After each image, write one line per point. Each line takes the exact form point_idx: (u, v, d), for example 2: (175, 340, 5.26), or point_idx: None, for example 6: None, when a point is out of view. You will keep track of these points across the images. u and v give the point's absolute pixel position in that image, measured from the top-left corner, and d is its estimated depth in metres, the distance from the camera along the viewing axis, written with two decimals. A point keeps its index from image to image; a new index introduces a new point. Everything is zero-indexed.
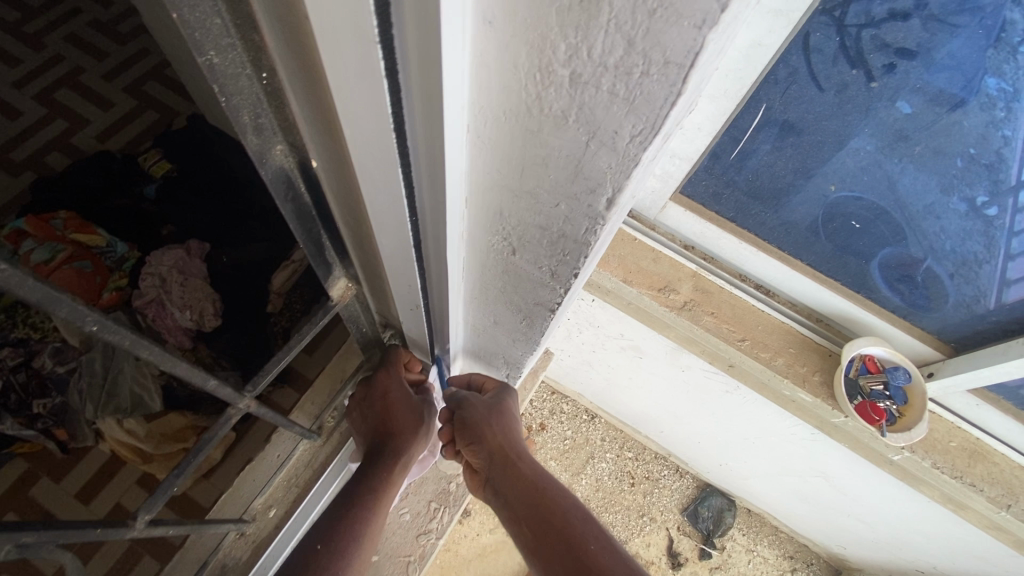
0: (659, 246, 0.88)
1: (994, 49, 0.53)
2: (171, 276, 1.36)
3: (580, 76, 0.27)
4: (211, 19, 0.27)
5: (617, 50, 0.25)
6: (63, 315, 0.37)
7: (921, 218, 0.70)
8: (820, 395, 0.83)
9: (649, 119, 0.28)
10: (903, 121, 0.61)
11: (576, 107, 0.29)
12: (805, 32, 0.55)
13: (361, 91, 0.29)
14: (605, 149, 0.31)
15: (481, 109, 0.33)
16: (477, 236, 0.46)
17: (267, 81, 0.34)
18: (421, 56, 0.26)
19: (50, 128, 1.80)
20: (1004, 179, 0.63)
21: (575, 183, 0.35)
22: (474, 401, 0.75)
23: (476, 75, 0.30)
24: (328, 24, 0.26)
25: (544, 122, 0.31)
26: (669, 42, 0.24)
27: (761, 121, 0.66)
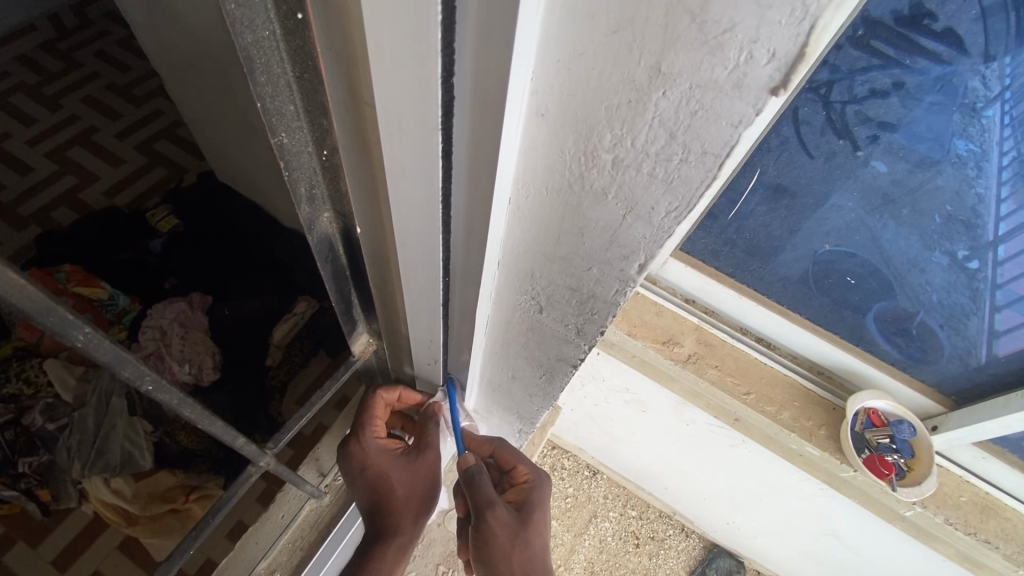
0: (661, 299, 0.90)
1: (963, 114, 0.56)
2: (171, 329, 1.36)
3: (622, 160, 0.31)
4: (286, 106, 0.33)
5: (659, 141, 0.29)
6: (126, 373, 0.44)
7: (907, 271, 0.73)
8: (827, 449, 0.83)
9: (684, 198, 0.32)
10: (889, 184, 0.65)
11: (617, 185, 0.33)
12: (794, 106, 0.59)
13: (416, 169, 0.33)
14: (640, 222, 0.34)
15: (525, 185, 0.36)
16: (505, 295, 0.48)
17: (325, 157, 0.38)
18: (479, 136, 0.31)
19: (60, 183, 1.84)
20: (982, 235, 0.65)
21: (610, 250, 0.38)
22: (497, 514, 0.66)
23: (524, 156, 0.34)
24: (393, 115, 0.30)
25: (583, 197, 0.35)
26: (708, 136, 0.28)
27: (755, 183, 0.70)
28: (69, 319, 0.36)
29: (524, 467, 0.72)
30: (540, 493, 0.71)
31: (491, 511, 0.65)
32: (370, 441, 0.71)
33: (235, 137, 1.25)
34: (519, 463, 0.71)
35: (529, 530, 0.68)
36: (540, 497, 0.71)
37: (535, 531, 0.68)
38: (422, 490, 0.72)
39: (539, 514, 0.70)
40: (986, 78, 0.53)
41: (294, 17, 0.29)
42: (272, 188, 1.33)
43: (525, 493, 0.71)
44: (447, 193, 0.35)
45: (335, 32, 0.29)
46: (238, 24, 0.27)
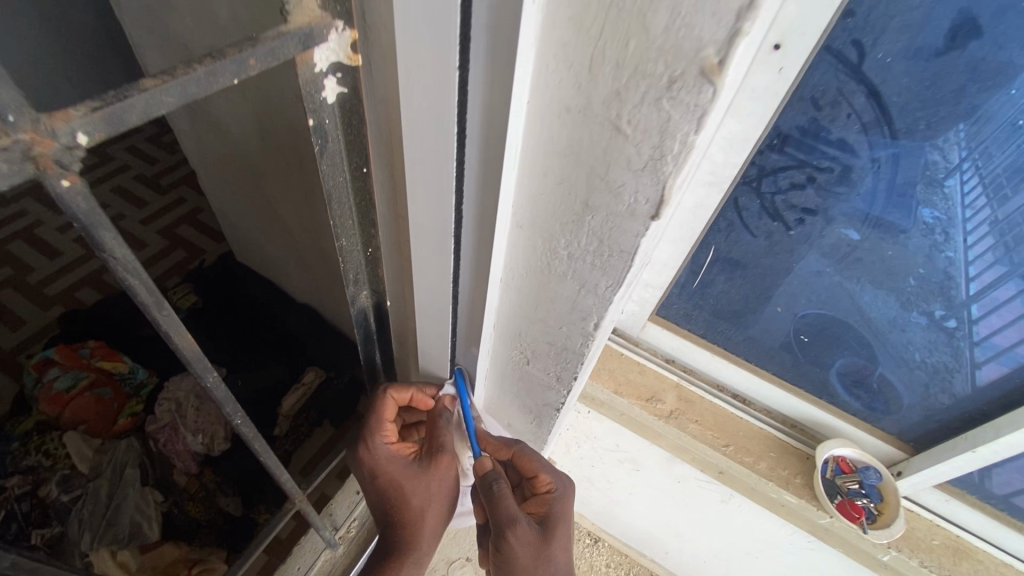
0: (643, 360, 1.00)
1: (924, 185, 0.64)
2: (187, 401, 1.41)
3: (573, 255, 0.43)
4: (346, 221, 0.48)
5: (592, 244, 0.41)
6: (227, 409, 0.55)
7: (888, 330, 0.80)
8: (804, 496, 0.90)
9: (615, 276, 0.42)
10: (856, 243, 0.73)
11: (571, 270, 0.44)
12: (734, 197, 0.73)
13: (434, 259, 0.48)
14: (591, 295, 0.45)
15: (510, 270, 0.48)
16: (500, 349, 0.59)
17: (371, 253, 0.54)
18: (477, 234, 0.46)
19: (86, 265, 1.98)
20: (957, 295, 0.72)
21: (573, 312, 0.48)
22: (520, 529, 0.65)
23: (511, 253, 0.47)
24: (421, 232, 0.47)
25: (555, 277, 0.46)
26: (620, 241, 0.39)
27: (712, 258, 0.82)
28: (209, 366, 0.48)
29: (546, 477, 0.72)
30: (561, 503, 0.72)
31: (512, 527, 0.65)
32: (379, 447, 0.73)
33: (259, 224, 1.41)
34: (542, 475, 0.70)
35: (550, 544, 0.69)
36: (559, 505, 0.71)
37: (555, 543, 0.69)
38: (438, 491, 0.73)
39: (559, 524, 0.71)
40: (944, 152, 0.61)
41: (360, 169, 0.46)
42: (289, 267, 1.46)
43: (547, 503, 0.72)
44: (457, 276, 0.50)
45: (385, 175, 0.47)
46: (326, 175, 0.43)
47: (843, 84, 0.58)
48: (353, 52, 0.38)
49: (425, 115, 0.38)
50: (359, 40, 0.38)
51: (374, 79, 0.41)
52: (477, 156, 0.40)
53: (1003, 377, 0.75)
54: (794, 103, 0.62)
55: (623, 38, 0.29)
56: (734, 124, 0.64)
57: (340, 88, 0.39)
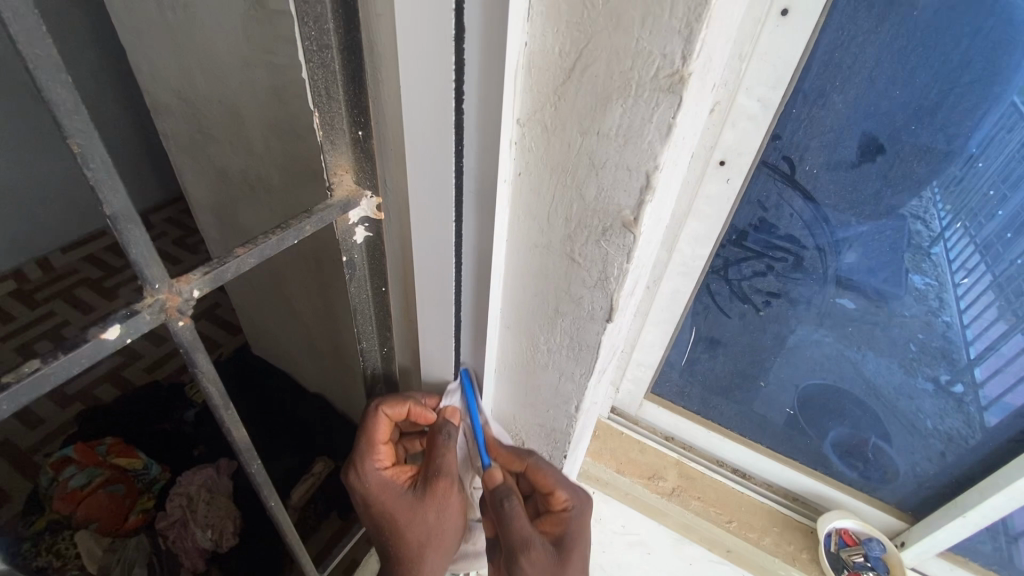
0: (643, 438, 1.04)
1: (911, 254, 0.70)
2: (198, 495, 1.43)
3: (548, 352, 0.52)
4: (366, 325, 0.58)
5: (563, 344, 0.50)
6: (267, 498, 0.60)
7: (897, 399, 0.84)
8: (811, 572, 0.90)
9: (586, 365, 0.50)
10: (853, 312, 0.78)
11: (552, 365, 0.53)
12: (706, 283, 0.82)
13: (441, 355, 0.57)
14: (570, 382, 0.53)
15: (500, 370, 0.60)
16: (500, 431, 0.69)
17: (385, 351, 0.63)
18: (474, 336, 0.55)
19: (107, 363, 2.06)
20: (959, 359, 0.76)
21: (556, 399, 0.56)
22: (533, 553, 0.58)
23: (500, 349, 0.57)
24: (431, 339, 0.56)
25: (538, 366, 0.54)
26: (587, 340, 0.48)
27: (695, 338, 0.90)
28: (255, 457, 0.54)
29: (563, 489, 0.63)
30: (577, 520, 0.63)
31: (524, 549, 0.58)
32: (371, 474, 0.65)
33: (276, 319, 1.50)
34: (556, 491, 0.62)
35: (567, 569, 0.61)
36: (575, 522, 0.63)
37: (574, 565, 0.61)
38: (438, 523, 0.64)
39: (574, 541, 0.63)
40: (924, 223, 0.67)
41: (380, 289, 0.55)
42: (303, 359, 1.53)
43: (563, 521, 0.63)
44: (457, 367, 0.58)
45: (400, 293, 0.56)
46: (353, 294, 0.54)
47: (782, 189, 0.69)
48: (379, 210, 0.49)
49: (431, 250, 0.48)
50: (383, 202, 0.48)
51: (393, 229, 0.50)
52: (471, 278, 0.49)
53: (1000, 428, 0.76)
54: (744, 205, 0.72)
55: (567, 202, 0.41)
56: (695, 225, 0.74)
57: (367, 234, 0.50)
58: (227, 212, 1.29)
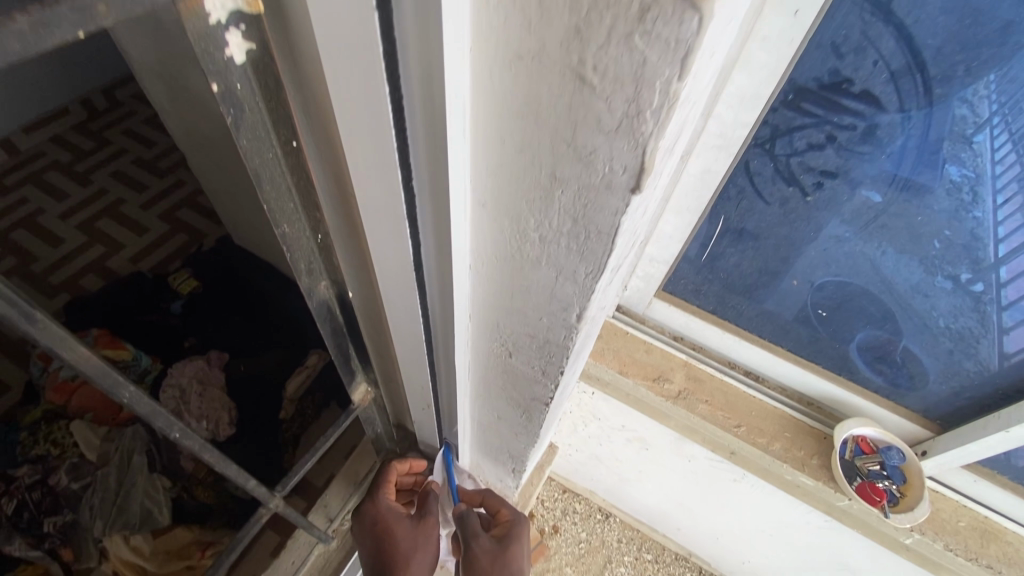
0: (650, 338, 0.95)
1: (951, 141, 0.58)
2: (190, 387, 1.41)
3: (546, 238, 0.36)
4: (286, 203, 0.37)
5: (567, 225, 0.34)
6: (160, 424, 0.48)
7: (911, 297, 0.74)
8: (821, 478, 0.85)
9: (596, 263, 0.35)
10: (877, 207, 0.66)
11: (546, 256, 0.37)
12: (745, 161, 0.66)
13: (392, 244, 0.37)
14: (569, 283, 0.38)
15: (479, 257, 0.41)
16: (479, 342, 0.51)
17: (320, 238, 0.42)
18: (437, 220, 0.35)
19: (89, 253, 1.96)
20: (984, 258, 0.66)
21: (552, 303, 0.41)
22: (480, 541, 0.71)
23: (475, 236, 0.39)
24: (372, 220, 0.36)
25: (524, 263, 0.39)
26: (600, 220, 0.32)
27: (722, 228, 0.76)
28: (120, 381, 0.41)
29: (504, 510, 0.78)
30: (519, 530, 0.74)
31: (473, 532, 0.72)
32: (382, 499, 0.75)
33: (251, 204, 1.36)
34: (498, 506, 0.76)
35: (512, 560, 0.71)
36: (519, 532, 0.74)
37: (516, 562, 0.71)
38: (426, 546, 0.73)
39: (518, 550, 0.72)
40: (974, 105, 0.55)
41: (290, 145, 0.34)
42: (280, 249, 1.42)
43: (507, 533, 0.74)
44: (420, 262, 0.38)
45: (322, 149, 0.35)
46: (249, 154, 0.32)
47: (867, 26, 0.51)
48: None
49: (346, 60, 0.26)
50: None
51: (290, 30, 0.28)
52: (420, 95, 0.27)
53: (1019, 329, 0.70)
54: (811, 52, 0.54)
55: None
56: (743, 77, 0.57)
57: (248, 47, 0.28)
58: (172, 80, 1.11)
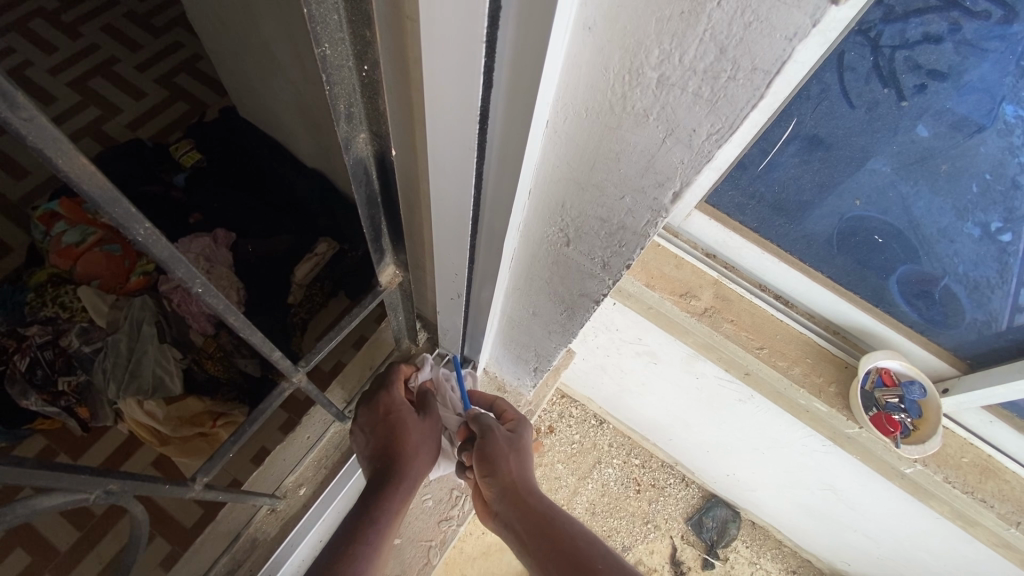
0: (681, 252, 0.90)
1: (1017, 77, 0.55)
2: (197, 263, 1.37)
3: (667, 79, 0.30)
4: (330, 14, 0.29)
5: (708, 57, 0.27)
6: (182, 276, 0.43)
7: (936, 240, 0.72)
8: (835, 405, 0.84)
9: (728, 120, 0.30)
10: (925, 142, 0.63)
11: (659, 107, 0.31)
12: (840, 51, 0.57)
13: (458, 83, 0.30)
14: (680, 146, 0.33)
15: (565, 106, 0.35)
16: (534, 225, 0.47)
17: (365, 72, 0.34)
18: (524, 45, 0.28)
19: (83, 115, 1.84)
20: (1018, 208, 0.64)
21: (645, 177, 0.37)
22: (496, 429, 0.72)
23: (567, 75, 0.33)
24: (438, 37, 0.28)
25: (623, 119, 0.34)
26: (759, 52, 0.26)
27: (790, 133, 0.67)
28: (133, 213, 0.36)
29: (509, 410, 0.78)
30: (525, 428, 0.76)
31: (490, 419, 0.72)
32: (397, 392, 0.74)
33: (254, 70, 1.24)
34: (505, 406, 0.76)
35: (522, 448, 0.72)
36: (526, 428, 0.75)
37: (525, 449, 0.72)
38: (432, 448, 0.74)
39: (526, 443, 0.74)
40: None
41: None
42: (288, 123, 1.32)
43: (517, 428, 0.75)
44: (487, 107, 0.32)
45: None
46: None
47: None
48: None
49: None
50: None
51: None
52: None
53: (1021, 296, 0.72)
54: None
55: None
56: None
57: None
58: None
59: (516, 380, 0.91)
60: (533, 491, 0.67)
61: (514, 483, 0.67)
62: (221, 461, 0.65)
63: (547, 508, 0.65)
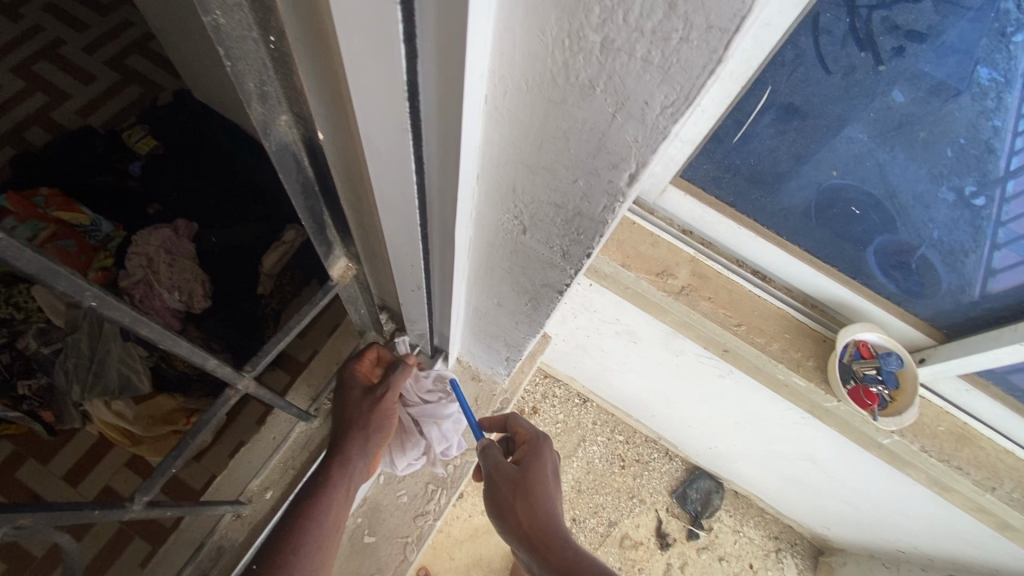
0: (657, 230, 0.87)
1: (991, 38, 0.53)
2: (158, 256, 1.32)
3: (612, 43, 0.26)
4: None
5: (656, 14, 0.24)
6: (62, 287, 0.37)
7: (910, 207, 0.71)
8: (813, 380, 0.84)
9: (684, 90, 0.27)
10: (904, 108, 0.61)
11: (606, 76, 0.28)
12: (815, 13, 0.54)
13: (373, 56, 0.27)
14: (632, 122, 0.30)
15: (502, 78, 0.31)
16: (486, 213, 0.44)
17: (274, 45, 0.30)
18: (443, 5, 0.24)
19: (29, 102, 1.72)
20: (992, 171, 0.63)
21: (597, 157, 0.34)
22: (502, 468, 0.69)
23: (500, 40, 0.29)
24: (343, 0, 0.24)
25: (568, 92, 0.30)
26: (714, 6, 0.23)
27: (764, 103, 0.65)
28: None
29: (523, 428, 0.76)
30: (539, 452, 0.71)
31: (494, 454, 0.70)
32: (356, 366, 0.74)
33: (205, 48, 1.16)
34: (515, 424, 0.75)
35: (534, 479, 0.68)
36: (542, 451, 0.71)
37: (537, 478, 0.68)
38: (379, 418, 0.71)
39: (542, 467, 0.70)
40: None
41: None
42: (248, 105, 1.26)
43: (527, 455, 0.71)
44: (414, 82, 0.28)
45: None
46: None
47: None
48: None
49: None
50: None
51: None
52: None
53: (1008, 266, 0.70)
54: None
55: None
56: None
57: None
58: None
59: (490, 369, 0.88)
60: (551, 532, 0.63)
61: (527, 529, 0.64)
62: (163, 476, 0.60)
63: (565, 552, 0.61)
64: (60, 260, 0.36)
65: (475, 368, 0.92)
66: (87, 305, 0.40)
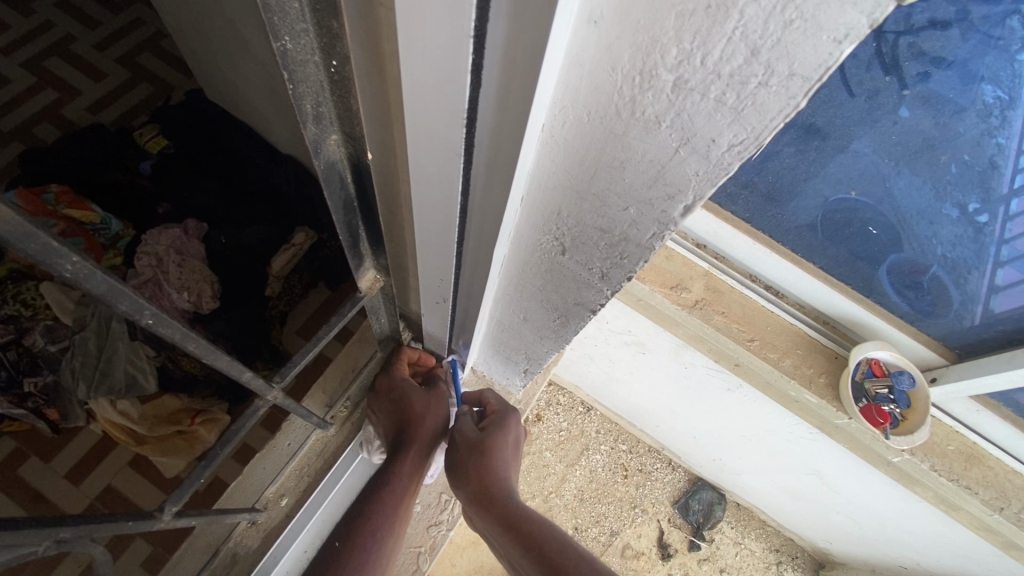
0: (672, 244, 0.88)
1: (995, 54, 0.53)
2: (167, 256, 1.32)
3: (685, 82, 0.27)
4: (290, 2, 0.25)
5: (737, 59, 0.24)
6: (124, 307, 0.37)
7: (915, 223, 0.71)
8: (825, 397, 0.84)
9: (755, 130, 0.27)
10: (927, 130, 0.61)
11: (673, 113, 0.28)
12: None
13: (438, 87, 0.28)
14: (695, 157, 0.30)
15: (563, 109, 0.32)
16: (526, 233, 0.44)
17: (335, 68, 0.32)
18: (520, 42, 0.25)
19: (40, 97, 1.72)
20: (996, 188, 0.64)
21: (653, 188, 0.34)
22: (464, 434, 0.71)
23: (567, 74, 0.30)
24: (420, 33, 0.25)
25: (631, 126, 0.31)
26: (799, 55, 0.23)
27: (786, 122, 0.65)
28: (55, 248, 0.30)
29: (496, 402, 0.78)
30: (503, 421, 0.73)
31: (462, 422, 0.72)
32: (398, 371, 0.77)
33: (216, 46, 1.16)
34: (489, 398, 0.78)
35: (494, 445, 0.70)
36: (506, 421, 0.73)
37: (497, 445, 0.70)
38: (439, 416, 0.74)
39: (504, 436, 0.72)
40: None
41: None
42: (257, 103, 1.26)
43: (494, 423, 0.73)
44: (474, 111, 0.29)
45: None
46: None
47: None
48: None
49: None
50: None
51: None
52: None
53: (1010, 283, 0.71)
54: None
55: None
56: None
57: None
58: None
59: (505, 380, 0.89)
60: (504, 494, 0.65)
61: (479, 485, 0.66)
62: (192, 486, 0.60)
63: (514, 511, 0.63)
64: (127, 282, 0.36)
65: (488, 377, 0.91)
66: (145, 323, 0.40)
